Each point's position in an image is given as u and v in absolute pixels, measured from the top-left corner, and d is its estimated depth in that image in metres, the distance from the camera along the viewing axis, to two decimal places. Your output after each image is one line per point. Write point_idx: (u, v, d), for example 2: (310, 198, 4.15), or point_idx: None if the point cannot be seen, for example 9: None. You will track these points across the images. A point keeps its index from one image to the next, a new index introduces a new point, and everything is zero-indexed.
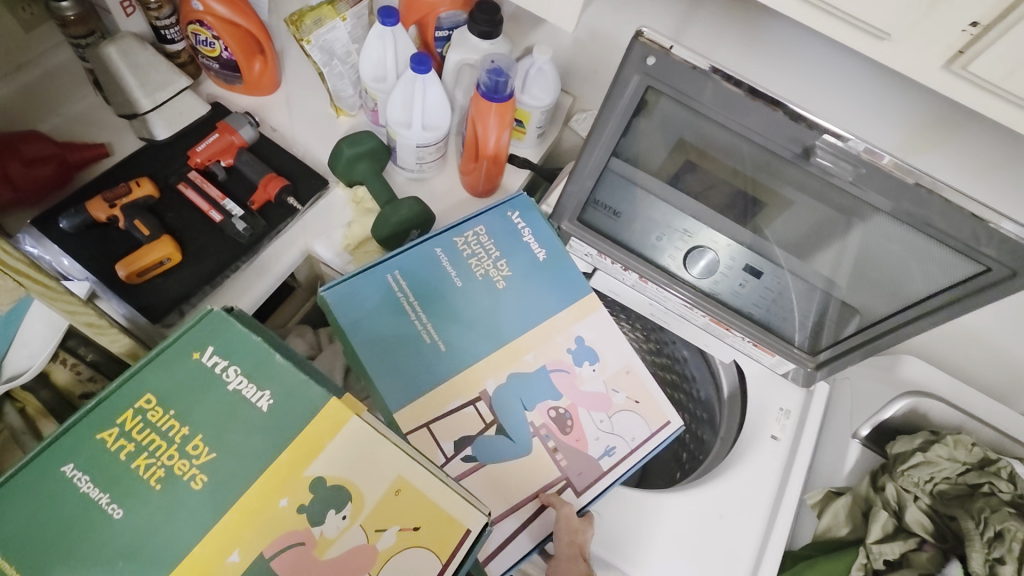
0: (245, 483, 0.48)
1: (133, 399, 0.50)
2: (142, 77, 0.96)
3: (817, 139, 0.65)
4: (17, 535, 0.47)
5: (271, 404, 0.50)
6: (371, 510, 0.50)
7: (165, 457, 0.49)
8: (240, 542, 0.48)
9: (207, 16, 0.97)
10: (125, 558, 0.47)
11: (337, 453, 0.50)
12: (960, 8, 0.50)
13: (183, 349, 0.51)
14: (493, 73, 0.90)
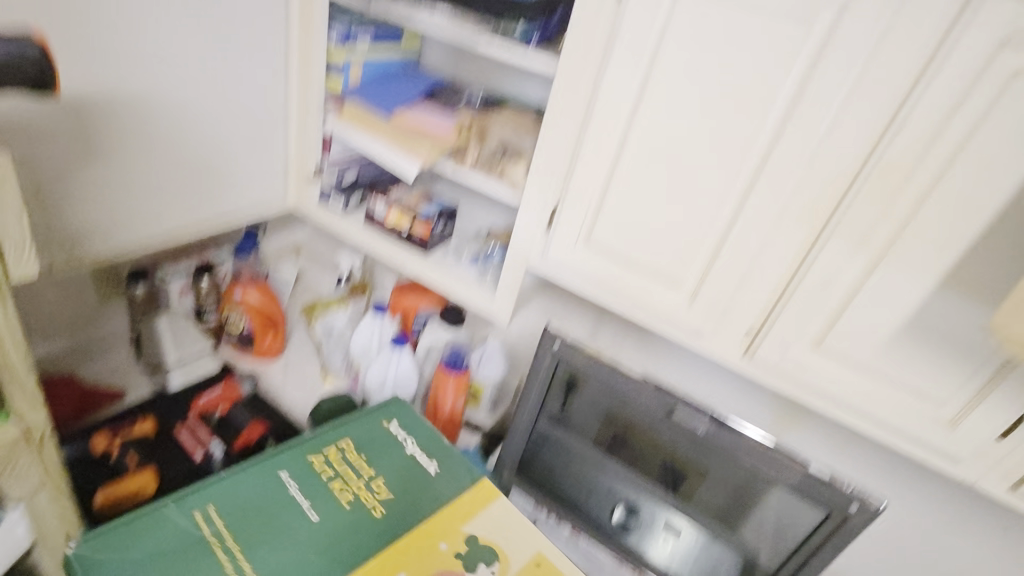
0: (410, 518, 0.80)
1: (338, 441, 0.88)
2: (179, 341, 1.24)
3: (677, 405, 0.90)
4: (244, 511, 0.75)
5: (436, 471, 0.87)
6: (513, 570, 0.75)
7: (357, 489, 0.82)
8: (405, 566, 0.72)
9: (242, 302, 1.31)
10: (316, 548, 0.74)
11: (489, 522, 0.80)
12: (739, 322, 0.80)
13: (379, 422, 0.93)
14: (453, 352, 1.18)
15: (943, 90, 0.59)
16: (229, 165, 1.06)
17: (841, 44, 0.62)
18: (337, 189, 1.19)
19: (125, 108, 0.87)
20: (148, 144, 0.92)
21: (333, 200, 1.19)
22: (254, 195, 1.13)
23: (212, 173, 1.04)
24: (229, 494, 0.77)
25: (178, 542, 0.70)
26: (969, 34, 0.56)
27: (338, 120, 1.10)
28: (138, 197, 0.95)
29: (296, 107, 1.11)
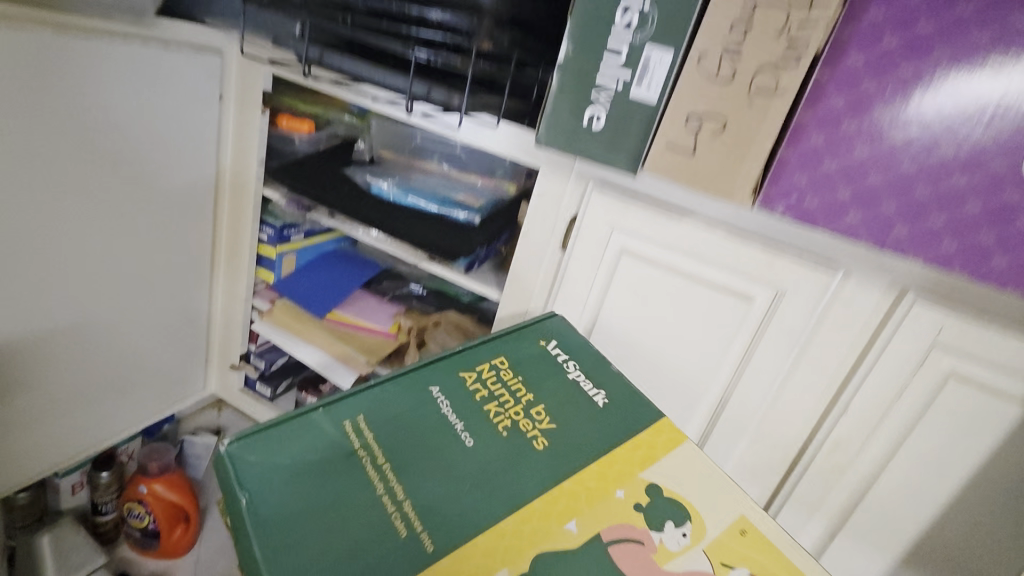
0: (583, 460, 0.51)
1: (490, 358, 0.59)
2: (64, 561, 1.02)
3: None
4: (389, 428, 0.49)
5: (607, 402, 0.57)
6: (714, 538, 0.46)
7: (514, 411, 0.54)
8: (577, 514, 0.46)
9: (147, 496, 1.13)
10: (474, 483, 0.47)
11: (669, 468, 0.51)
12: None
13: (532, 339, 0.62)
14: None
15: (882, 382, 0.59)
16: (143, 367, 0.97)
17: (779, 329, 0.63)
18: (264, 376, 1.10)
19: (18, 360, 0.77)
20: (40, 384, 0.82)
21: (258, 388, 1.10)
22: (167, 394, 1.04)
23: (115, 392, 0.94)
24: (377, 405, 0.51)
25: (320, 455, 0.46)
26: (898, 336, 0.56)
27: (265, 320, 1.05)
28: (11, 445, 0.82)
29: (223, 298, 1.05)
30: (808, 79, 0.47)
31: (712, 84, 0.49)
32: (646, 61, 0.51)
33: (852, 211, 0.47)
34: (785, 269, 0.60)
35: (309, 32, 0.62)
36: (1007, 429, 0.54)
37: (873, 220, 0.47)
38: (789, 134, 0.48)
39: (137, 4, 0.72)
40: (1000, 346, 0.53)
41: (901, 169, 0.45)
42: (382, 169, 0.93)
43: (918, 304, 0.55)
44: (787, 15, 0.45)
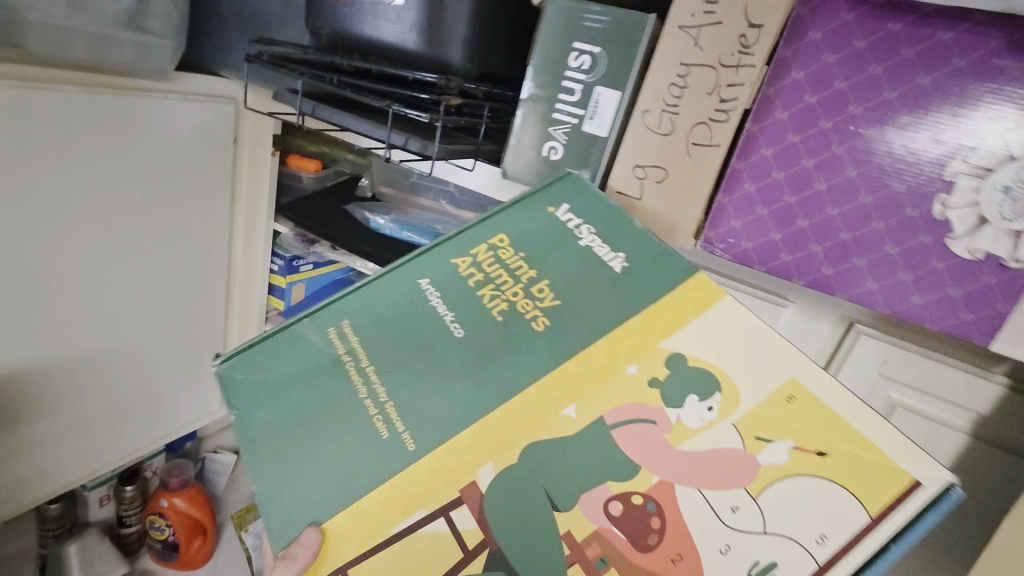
0: (589, 339, 0.46)
1: (487, 236, 0.51)
2: None
3: None
4: (379, 332, 0.49)
5: (625, 267, 0.48)
6: (748, 409, 0.41)
7: (513, 292, 0.49)
8: (578, 397, 0.44)
9: (168, 509, 1.21)
10: (463, 377, 0.46)
11: (702, 334, 0.44)
12: None
13: (537, 202, 0.52)
14: None
15: None
16: (158, 391, 1.04)
17: None
18: None
19: (58, 378, 0.87)
20: (58, 404, 0.88)
21: None
22: (181, 417, 1.11)
23: (143, 407, 1.02)
24: (362, 311, 0.50)
25: (309, 364, 0.49)
26: (847, 368, 0.60)
27: None
28: (27, 461, 0.88)
29: (237, 324, 1.12)
30: (741, 130, 0.51)
31: (655, 136, 0.54)
32: (596, 99, 0.56)
33: (783, 252, 0.51)
34: (739, 302, 0.64)
35: (300, 89, 0.68)
36: (955, 456, 0.56)
37: (803, 259, 0.50)
38: (725, 181, 0.52)
39: (157, 64, 0.81)
40: (941, 376, 0.55)
41: (824, 213, 0.49)
42: (379, 205, 1.00)
43: (863, 335, 0.58)
44: (717, 76, 0.51)
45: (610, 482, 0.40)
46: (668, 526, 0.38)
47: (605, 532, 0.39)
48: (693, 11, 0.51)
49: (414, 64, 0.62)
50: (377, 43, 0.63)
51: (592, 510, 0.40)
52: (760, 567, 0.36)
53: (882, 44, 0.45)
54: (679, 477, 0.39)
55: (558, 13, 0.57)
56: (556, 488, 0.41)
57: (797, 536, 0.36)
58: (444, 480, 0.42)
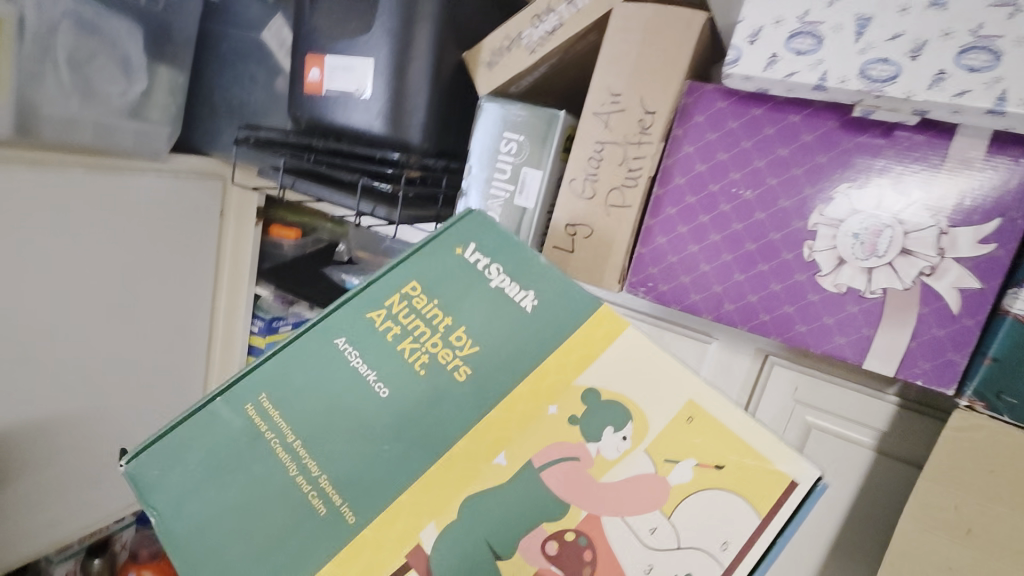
0: (507, 386, 0.46)
1: (401, 283, 0.49)
2: None
3: None
4: (296, 403, 0.47)
5: (534, 306, 0.48)
6: (658, 432, 0.43)
7: (432, 343, 0.48)
8: (507, 445, 0.45)
9: None
10: (391, 441, 0.46)
11: (609, 366, 0.46)
12: None
13: (444, 245, 0.50)
14: None
15: None
16: None
17: None
18: None
19: (35, 439, 0.90)
20: (43, 462, 0.92)
21: None
22: None
23: (101, 476, 1.03)
24: (277, 377, 0.48)
25: (225, 447, 0.47)
26: (767, 395, 0.67)
27: None
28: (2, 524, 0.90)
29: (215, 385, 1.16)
30: (651, 194, 0.62)
31: (580, 199, 0.65)
32: (524, 177, 0.68)
33: (692, 293, 0.60)
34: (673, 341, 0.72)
35: (282, 167, 0.79)
36: (864, 471, 0.63)
37: (708, 298, 0.59)
38: (641, 235, 0.62)
39: (154, 147, 0.90)
40: (843, 397, 0.63)
41: (721, 259, 0.58)
42: (355, 267, 1.10)
43: (776, 365, 0.66)
44: (625, 151, 0.62)
45: (544, 523, 0.42)
46: (597, 556, 0.41)
47: (543, 572, 0.41)
48: (603, 101, 0.63)
49: (381, 145, 0.73)
50: (348, 128, 0.73)
51: (533, 551, 0.42)
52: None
53: (749, 124, 0.56)
54: (602, 508, 0.42)
55: (493, 114, 0.69)
56: (495, 539, 0.42)
57: (704, 545, 0.40)
58: (394, 538, 0.43)
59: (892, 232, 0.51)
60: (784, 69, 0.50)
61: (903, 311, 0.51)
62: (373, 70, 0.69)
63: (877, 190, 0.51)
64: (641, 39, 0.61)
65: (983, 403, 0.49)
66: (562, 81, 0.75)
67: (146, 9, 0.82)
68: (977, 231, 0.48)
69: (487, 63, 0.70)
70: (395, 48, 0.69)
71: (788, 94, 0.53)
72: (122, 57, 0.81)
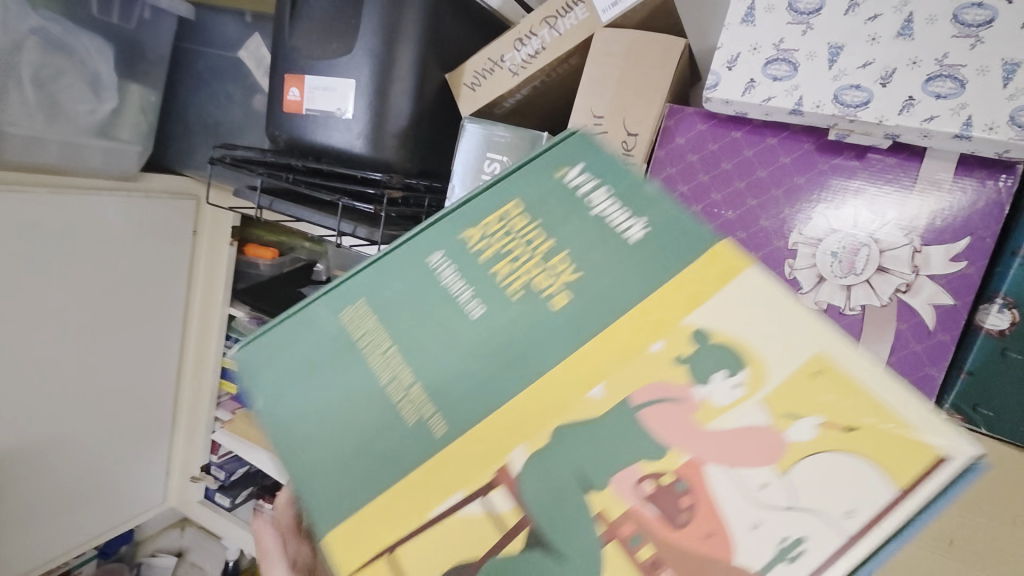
0: (608, 317, 0.31)
1: (500, 202, 0.36)
2: None
3: None
4: (395, 310, 0.35)
5: (639, 235, 0.33)
6: (777, 385, 0.27)
7: (530, 266, 0.34)
8: (605, 374, 0.30)
9: None
10: (485, 377, 0.32)
11: (722, 305, 0.29)
12: None
13: (542, 167, 0.36)
14: None
15: None
16: (115, 477, 1.08)
17: None
18: (223, 486, 1.21)
19: None
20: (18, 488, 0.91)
21: (219, 497, 1.21)
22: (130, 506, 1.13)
23: (81, 497, 1.03)
24: (372, 284, 0.37)
25: (325, 350, 0.37)
26: None
27: (225, 430, 1.12)
28: None
29: (186, 408, 1.16)
30: None
31: None
32: None
33: None
34: None
35: (259, 187, 0.77)
36: None
37: None
38: None
39: (124, 166, 0.88)
40: None
41: None
42: None
43: None
44: None
45: (638, 461, 0.28)
46: (704, 506, 0.26)
47: (638, 514, 0.27)
48: (586, 123, 0.64)
49: (364, 165, 0.72)
50: (329, 147, 0.72)
51: (622, 492, 0.27)
52: (788, 545, 0.24)
53: (729, 146, 0.57)
54: (710, 452, 0.27)
55: (478, 133, 0.69)
56: (591, 471, 0.28)
57: (817, 508, 0.24)
58: (474, 462, 0.30)
59: (868, 250, 0.52)
60: (761, 93, 0.51)
61: (880, 328, 0.53)
62: (356, 92, 0.69)
63: (853, 211, 0.53)
64: (620, 62, 0.61)
65: (960, 417, 0.51)
66: (544, 105, 0.76)
67: (117, 27, 0.80)
68: (949, 249, 0.50)
69: (469, 85, 0.71)
70: (376, 68, 0.68)
71: (765, 117, 0.54)
72: (91, 74, 0.78)
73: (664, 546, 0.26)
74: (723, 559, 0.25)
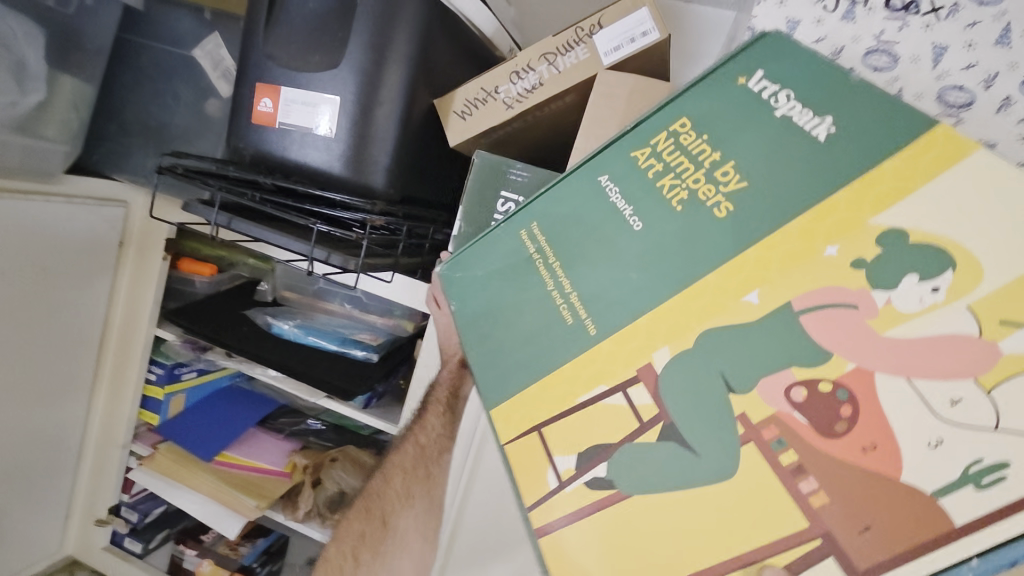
0: (779, 222, 0.36)
1: (667, 120, 0.40)
2: None
3: None
4: (561, 229, 0.44)
5: (831, 136, 0.35)
6: (989, 292, 0.31)
7: (695, 178, 0.39)
8: (766, 283, 0.36)
9: None
10: (642, 268, 0.41)
11: (931, 202, 0.32)
12: None
13: (722, 80, 0.38)
14: (210, 433, 0.96)
15: None
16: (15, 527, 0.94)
17: None
18: (134, 529, 1.07)
19: None
20: None
21: (128, 544, 1.07)
22: (27, 556, 0.98)
23: None
24: (548, 205, 0.45)
25: (508, 262, 0.47)
26: None
27: (144, 468, 0.99)
28: None
29: (96, 444, 1.02)
30: None
31: None
32: None
33: None
34: None
35: (216, 203, 0.69)
36: None
37: None
38: None
39: (44, 166, 0.77)
40: None
41: None
42: (285, 308, 0.98)
43: None
44: None
45: (792, 366, 0.35)
46: (859, 417, 0.33)
47: (785, 418, 0.35)
48: None
49: (341, 189, 0.66)
50: (303, 166, 0.66)
51: (774, 397, 0.35)
52: (983, 467, 0.30)
53: None
54: (881, 366, 0.33)
55: (488, 160, 0.62)
56: (733, 372, 0.37)
57: None
58: (620, 361, 0.41)
59: None
60: None
61: None
62: (338, 111, 0.64)
63: None
64: (626, 103, 0.60)
65: None
66: (530, 137, 0.74)
67: (53, 11, 0.70)
68: None
69: (459, 113, 0.68)
70: (362, 86, 0.64)
71: None
72: (17, 62, 0.67)
73: (808, 454, 0.34)
74: (893, 477, 0.32)
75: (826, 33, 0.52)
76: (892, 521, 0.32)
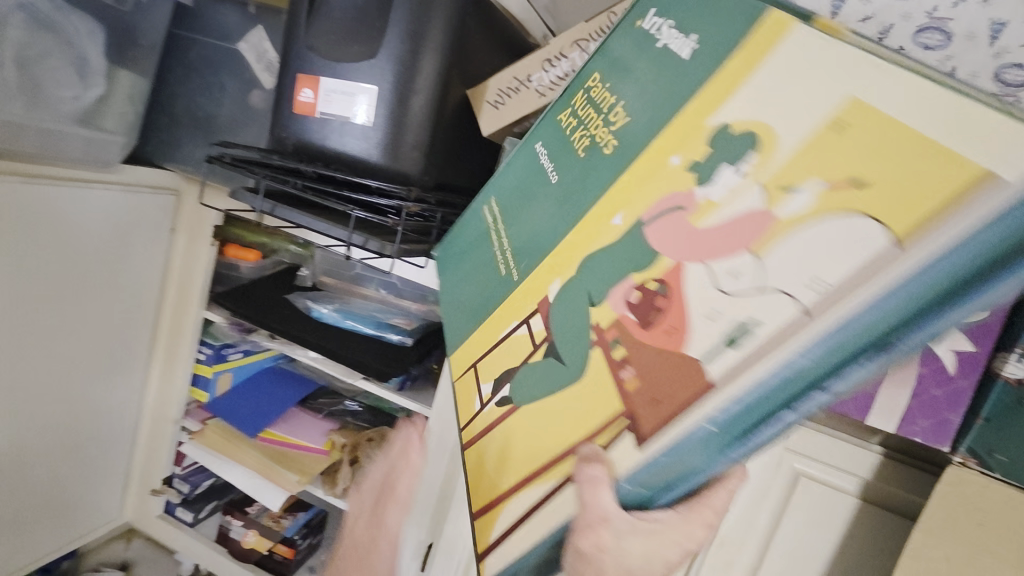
0: (638, 146, 0.32)
1: (583, 80, 0.39)
2: None
3: None
4: (510, 197, 0.47)
5: (694, 51, 0.29)
6: (796, 154, 0.23)
7: (594, 126, 0.37)
8: (626, 206, 0.31)
9: None
10: (549, 218, 0.39)
11: (763, 81, 0.25)
12: None
13: (627, 26, 0.35)
14: (255, 410, 1.00)
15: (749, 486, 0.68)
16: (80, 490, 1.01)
17: None
18: (187, 500, 1.14)
19: None
20: None
21: (180, 512, 1.14)
22: (91, 519, 1.06)
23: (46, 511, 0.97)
24: (505, 179, 0.48)
25: (477, 234, 0.51)
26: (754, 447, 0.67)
27: (195, 442, 1.06)
28: None
29: (150, 417, 1.08)
30: None
31: None
32: None
33: None
34: None
35: (261, 191, 0.72)
36: (847, 520, 0.66)
37: None
38: None
39: (104, 155, 0.81)
40: (833, 447, 0.65)
41: None
42: (324, 293, 1.01)
43: None
44: None
45: (630, 271, 0.30)
46: (672, 305, 0.27)
47: (622, 321, 0.30)
48: None
49: (378, 176, 0.68)
50: (342, 155, 0.68)
51: (615, 302, 0.31)
52: (742, 332, 0.25)
53: None
54: (686, 253, 0.27)
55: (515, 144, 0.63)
56: (596, 289, 0.32)
57: (799, 293, 0.23)
58: (519, 300, 0.40)
59: None
60: None
61: (904, 373, 0.57)
62: (376, 100, 0.65)
63: None
64: None
65: (974, 460, 0.54)
66: None
67: (110, 9, 0.73)
68: None
69: (493, 102, 0.69)
70: (399, 75, 0.65)
71: None
72: (79, 58, 0.71)
73: (635, 349, 0.29)
74: (682, 356, 0.27)
75: (875, 10, 0.51)
76: (669, 387, 0.27)
